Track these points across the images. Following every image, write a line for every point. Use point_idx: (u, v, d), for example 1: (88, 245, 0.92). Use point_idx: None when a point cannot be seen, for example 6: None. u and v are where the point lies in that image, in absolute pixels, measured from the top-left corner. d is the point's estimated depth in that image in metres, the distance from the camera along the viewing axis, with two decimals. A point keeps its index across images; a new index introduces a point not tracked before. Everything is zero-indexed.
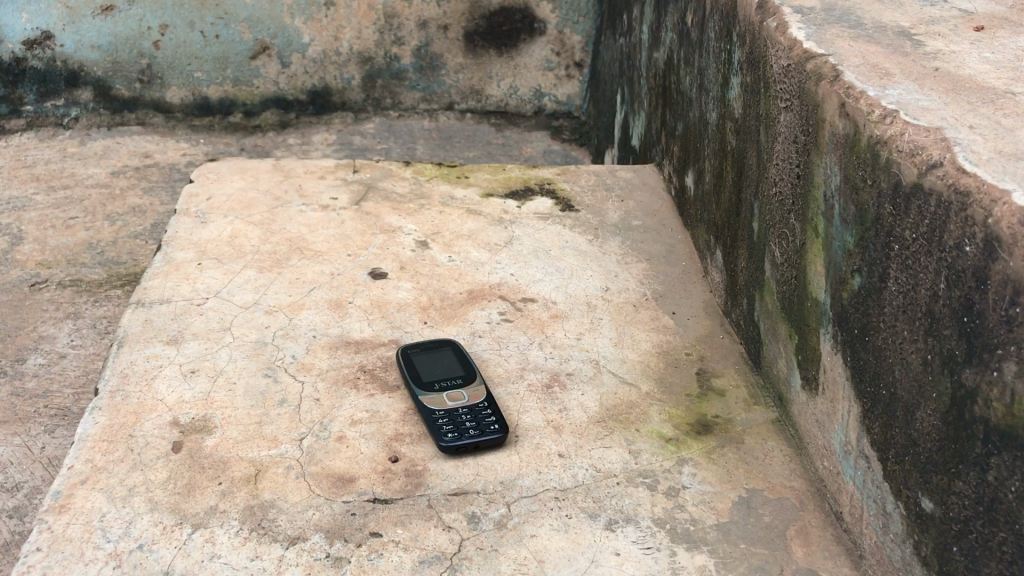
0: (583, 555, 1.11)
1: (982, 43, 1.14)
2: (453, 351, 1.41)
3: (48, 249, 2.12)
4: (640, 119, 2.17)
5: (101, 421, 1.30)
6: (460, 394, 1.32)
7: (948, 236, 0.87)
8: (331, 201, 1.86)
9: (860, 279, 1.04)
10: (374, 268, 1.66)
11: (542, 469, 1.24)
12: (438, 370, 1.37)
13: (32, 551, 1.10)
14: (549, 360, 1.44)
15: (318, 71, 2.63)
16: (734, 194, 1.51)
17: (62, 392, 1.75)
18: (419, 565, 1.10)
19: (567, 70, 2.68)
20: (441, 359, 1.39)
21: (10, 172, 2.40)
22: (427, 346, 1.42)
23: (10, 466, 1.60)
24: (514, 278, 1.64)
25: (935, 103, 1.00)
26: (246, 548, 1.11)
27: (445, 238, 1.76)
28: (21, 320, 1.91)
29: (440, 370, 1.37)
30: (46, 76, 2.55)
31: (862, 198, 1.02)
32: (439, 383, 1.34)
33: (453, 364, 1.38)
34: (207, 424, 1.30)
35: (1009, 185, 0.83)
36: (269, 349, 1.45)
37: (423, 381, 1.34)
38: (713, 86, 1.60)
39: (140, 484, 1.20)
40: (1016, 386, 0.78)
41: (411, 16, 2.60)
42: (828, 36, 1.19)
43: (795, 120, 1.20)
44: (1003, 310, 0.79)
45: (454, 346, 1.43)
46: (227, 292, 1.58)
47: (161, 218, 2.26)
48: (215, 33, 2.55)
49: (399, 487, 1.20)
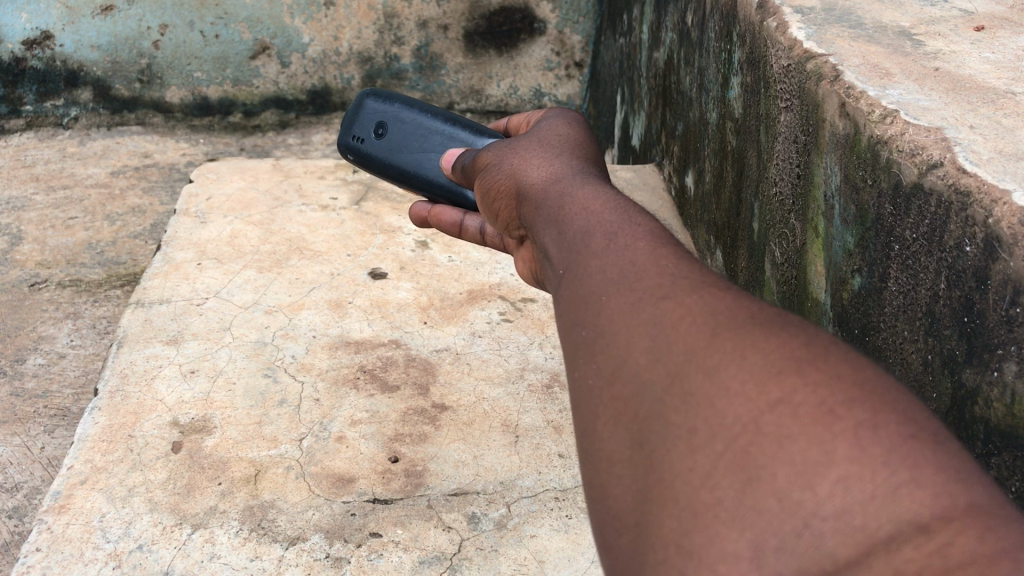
0: (583, 555, 1.12)
1: (981, 44, 1.13)
2: (390, 104, 1.28)
3: (48, 249, 2.12)
4: (640, 120, 2.17)
5: (101, 421, 1.30)
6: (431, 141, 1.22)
7: (948, 236, 0.87)
8: (331, 201, 1.87)
9: (860, 279, 1.04)
10: (374, 268, 1.66)
11: (542, 469, 1.24)
12: (404, 132, 1.25)
13: (32, 551, 1.11)
14: (549, 360, 1.45)
15: (318, 71, 2.63)
16: (734, 195, 1.51)
17: (63, 392, 1.75)
18: (419, 565, 1.10)
19: (566, 70, 2.70)
20: (397, 119, 1.26)
21: (10, 172, 2.40)
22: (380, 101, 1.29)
23: (10, 466, 1.60)
24: (514, 278, 1.65)
25: (935, 103, 0.99)
26: (245, 549, 1.11)
27: (445, 238, 1.76)
28: (21, 320, 1.91)
29: (404, 130, 1.25)
30: (46, 76, 2.55)
31: (863, 198, 1.02)
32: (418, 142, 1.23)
33: (410, 119, 1.26)
34: (207, 424, 1.30)
35: (1010, 184, 0.82)
36: (269, 350, 1.45)
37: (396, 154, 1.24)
38: (713, 86, 1.60)
39: (140, 484, 1.19)
40: (1015, 386, 0.77)
41: (411, 16, 2.59)
42: (828, 36, 1.19)
43: (796, 120, 1.20)
44: (1003, 310, 0.78)
45: (382, 98, 1.29)
46: (227, 292, 1.58)
47: (161, 218, 2.26)
48: (215, 33, 2.54)
49: (399, 487, 1.20)
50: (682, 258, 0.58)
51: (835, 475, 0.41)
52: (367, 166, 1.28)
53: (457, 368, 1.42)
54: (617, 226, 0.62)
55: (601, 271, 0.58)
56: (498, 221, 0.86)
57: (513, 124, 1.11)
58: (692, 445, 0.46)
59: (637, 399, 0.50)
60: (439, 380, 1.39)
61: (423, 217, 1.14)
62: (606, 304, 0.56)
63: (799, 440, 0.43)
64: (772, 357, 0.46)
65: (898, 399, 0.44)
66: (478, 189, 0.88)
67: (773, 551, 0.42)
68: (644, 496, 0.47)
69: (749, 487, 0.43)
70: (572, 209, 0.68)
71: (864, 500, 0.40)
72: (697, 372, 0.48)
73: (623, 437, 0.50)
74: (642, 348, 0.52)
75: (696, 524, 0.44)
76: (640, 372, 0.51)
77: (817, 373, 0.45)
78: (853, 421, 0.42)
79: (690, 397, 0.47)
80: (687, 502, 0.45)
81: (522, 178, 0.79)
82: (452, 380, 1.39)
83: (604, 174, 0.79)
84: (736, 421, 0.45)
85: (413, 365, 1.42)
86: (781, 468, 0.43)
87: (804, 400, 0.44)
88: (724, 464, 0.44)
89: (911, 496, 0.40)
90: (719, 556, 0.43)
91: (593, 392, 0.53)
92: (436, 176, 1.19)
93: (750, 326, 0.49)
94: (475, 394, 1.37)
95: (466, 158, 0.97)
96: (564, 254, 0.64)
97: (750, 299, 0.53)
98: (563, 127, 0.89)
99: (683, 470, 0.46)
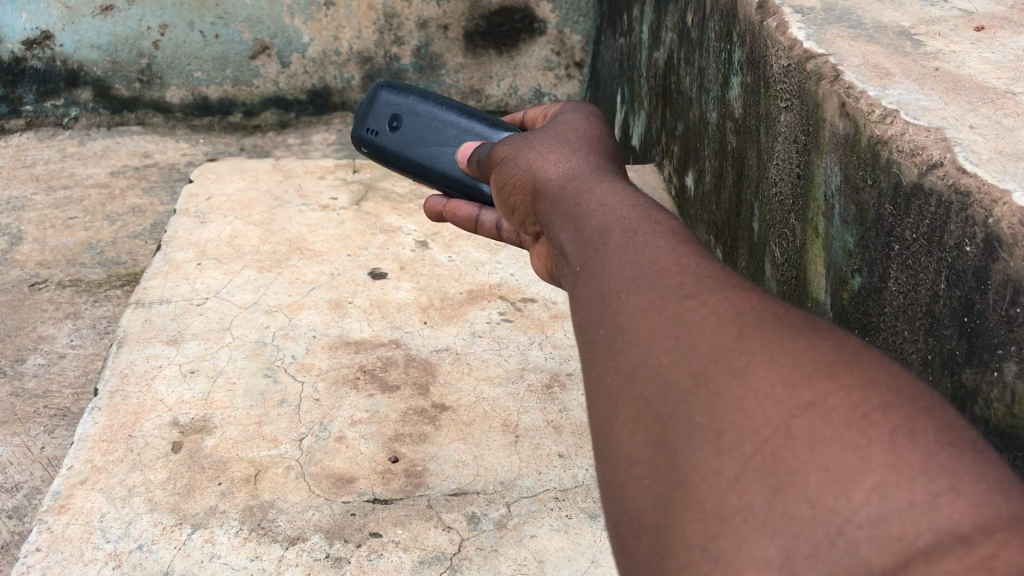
0: (583, 555, 1.12)
1: (981, 44, 1.13)
2: (403, 96, 1.28)
3: (48, 249, 2.12)
4: (640, 120, 2.17)
5: (101, 422, 1.30)
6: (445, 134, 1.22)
7: (948, 236, 0.86)
8: (331, 201, 1.87)
9: (860, 279, 1.04)
10: (374, 268, 1.66)
11: (542, 469, 1.24)
12: (418, 125, 1.25)
13: (32, 551, 1.11)
14: (549, 360, 1.45)
15: (318, 71, 2.64)
16: (734, 195, 1.51)
17: (63, 392, 1.75)
18: (419, 565, 1.10)
19: (566, 70, 2.70)
20: (410, 111, 1.26)
21: (10, 172, 2.40)
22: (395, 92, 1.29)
23: (10, 466, 1.59)
24: (514, 278, 1.65)
25: (936, 103, 0.99)
26: (246, 548, 1.11)
27: (445, 238, 1.77)
28: (21, 319, 1.91)
29: (418, 123, 1.25)
30: (46, 76, 2.55)
31: (863, 198, 1.02)
32: (432, 136, 1.23)
33: (424, 111, 1.25)
34: (207, 425, 1.30)
35: (1010, 184, 0.81)
36: (269, 350, 1.45)
37: (409, 148, 1.24)
38: (713, 86, 1.60)
39: (140, 484, 1.19)
40: (1015, 386, 0.77)
41: (411, 16, 2.59)
42: (828, 36, 1.18)
43: (795, 120, 1.20)
44: (1003, 310, 0.78)
45: (393, 89, 1.29)
46: (226, 292, 1.58)
47: (161, 218, 2.26)
48: (215, 33, 2.54)
49: (399, 487, 1.20)
50: (704, 257, 0.58)
51: (870, 482, 0.41)
52: (382, 159, 1.28)
53: (457, 368, 1.42)
54: (637, 224, 0.62)
55: (619, 270, 0.58)
56: (513, 216, 0.85)
57: (530, 118, 1.12)
58: (719, 447, 0.46)
59: (659, 399, 0.50)
60: (439, 380, 1.39)
61: (437, 211, 1.14)
62: (626, 301, 0.56)
63: (833, 445, 0.42)
64: (802, 360, 0.46)
65: (935, 406, 0.44)
66: (493, 184, 0.88)
67: (804, 559, 0.41)
68: (668, 497, 0.47)
69: (781, 492, 0.43)
70: (589, 207, 0.68)
71: (902, 508, 0.40)
72: (724, 373, 0.48)
73: (644, 437, 0.50)
74: (664, 347, 0.52)
75: (723, 529, 0.44)
76: (662, 371, 0.51)
77: (851, 376, 0.45)
78: (889, 427, 0.42)
79: (716, 398, 0.47)
80: (714, 506, 0.45)
81: (539, 174, 0.79)
82: (452, 380, 1.39)
83: (620, 170, 0.79)
84: (766, 424, 0.45)
85: (413, 365, 1.42)
86: (814, 473, 0.42)
87: (836, 404, 0.44)
88: (753, 468, 0.44)
89: (952, 505, 0.39)
90: (748, 561, 0.42)
91: (612, 389, 0.53)
92: (451, 170, 1.18)
93: (779, 328, 0.49)
94: (475, 394, 1.37)
95: (480, 153, 0.98)
96: (581, 251, 0.64)
97: (777, 301, 0.52)
98: (581, 123, 0.89)
99: (710, 473, 0.46)
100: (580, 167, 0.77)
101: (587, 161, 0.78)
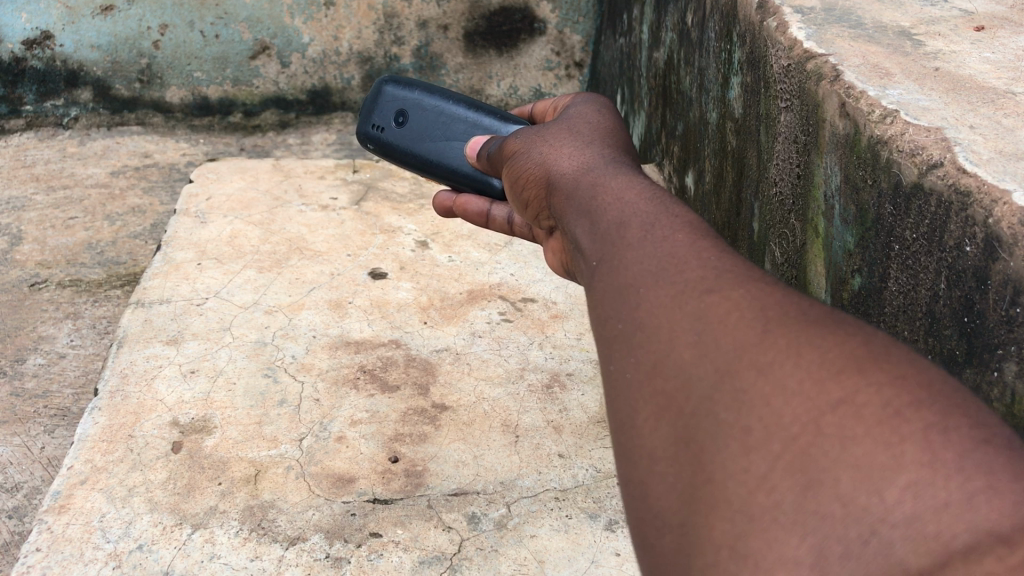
0: (583, 555, 1.12)
1: (982, 43, 1.13)
2: (409, 91, 1.28)
3: (48, 249, 2.12)
4: (641, 120, 2.17)
5: (101, 421, 1.30)
6: (453, 129, 1.22)
7: (947, 236, 0.86)
8: (331, 201, 1.87)
9: (860, 279, 1.04)
10: (374, 268, 1.66)
11: (542, 469, 1.24)
12: (425, 120, 1.25)
13: (32, 551, 1.11)
14: (549, 360, 1.45)
15: (318, 71, 2.64)
16: (734, 194, 1.51)
17: (63, 392, 1.75)
18: (419, 565, 1.10)
19: (566, 70, 2.70)
20: (417, 106, 1.27)
21: (10, 172, 2.40)
22: (400, 86, 1.29)
23: (10, 466, 1.59)
24: (514, 278, 1.65)
25: (936, 103, 0.99)
26: (246, 548, 1.11)
27: (445, 238, 1.77)
28: (21, 320, 1.91)
29: (425, 119, 1.25)
30: (46, 76, 2.55)
31: (863, 198, 1.02)
32: (439, 131, 1.23)
33: (431, 107, 1.26)
34: (207, 424, 1.30)
35: (1010, 184, 0.81)
36: (268, 350, 1.45)
37: (416, 143, 1.24)
38: (713, 86, 1.60)
39: (140, 484, 1.19)
40: (1015, 385, 0.77)
41: (411, 16, 2.59)
42: (828, 36, 1.18)
43: (795, 120, 1.20)
44: (1003, 310, 0.78)
45: (398, 83, 1.29)
46: (226, 292, 1.58)
47: (161, 218, 2.26)
48: (215, 33, 2.54)
49: (399, 487, 1.20)
50: (724, 252, 0.57)
51: (904, 480, 0.41)
52: (388, 155, 1.28)
53: (457, 368, 1.42)
54: (654, 218, 0.62)
55: (637, 263, 0.59)
56: (527, 210, 0.85)
57: (540, 111, 1.13)
58: (746, 445, 0.46)
59: (682, 395, 0.50)
60: (439, 380, 1.39)
61: (448, 207, 1.14)
62: (645, 295, 0.56)
63: (864, 443, 0.42)
64: (829, 356, 0.46)
65: (966, 403, 0.44)
66: (506, 178, 0.88)
67: (837, 558, 0.41)
68: (693, 495, 0.47)
69: (811, 490, 0.43)
70: (604, 200, 0.68)
71: (938, 508, 0.40)
72: (750, 369, 0.48)
73: (667, 434, 0.50)
74: (686, 343, 0.52)
75: (753, 528, 0.44)
76: (685, 367, 0.51)
77: (880, 373, 0.45)
78: (922, 424, 0.42)
79: (742, 395, 0.47)
80: (743, 505, 0.45)
81: (553, 168, 0.79)
82: (452, 380, 1.39)
83: (634, 164, 0.79)
84: (795, 421, 0.45)
85: (413, 365, 1.42)
86: (845, 472, 0.42)
87: (867, 401, 0.44)
88: (782, 466, 0.44)
89: (989, 505, 0.39)
90: (778, 560, 0.43)
91: (634, 385, 0.53)
92: (460, 165, 1.18)
93: (804, 324, 0.49)
94: (476, 394, 1.37)
95: (490, 147, 0.98)
96: (599, 245, 0.64)
97: (798, 297, 0.52)
98: (593, 115, 0.89)
99: (737, 471, 0.46)
100: (593, 160, 0.78)
101: (600, 154, 0.78)
